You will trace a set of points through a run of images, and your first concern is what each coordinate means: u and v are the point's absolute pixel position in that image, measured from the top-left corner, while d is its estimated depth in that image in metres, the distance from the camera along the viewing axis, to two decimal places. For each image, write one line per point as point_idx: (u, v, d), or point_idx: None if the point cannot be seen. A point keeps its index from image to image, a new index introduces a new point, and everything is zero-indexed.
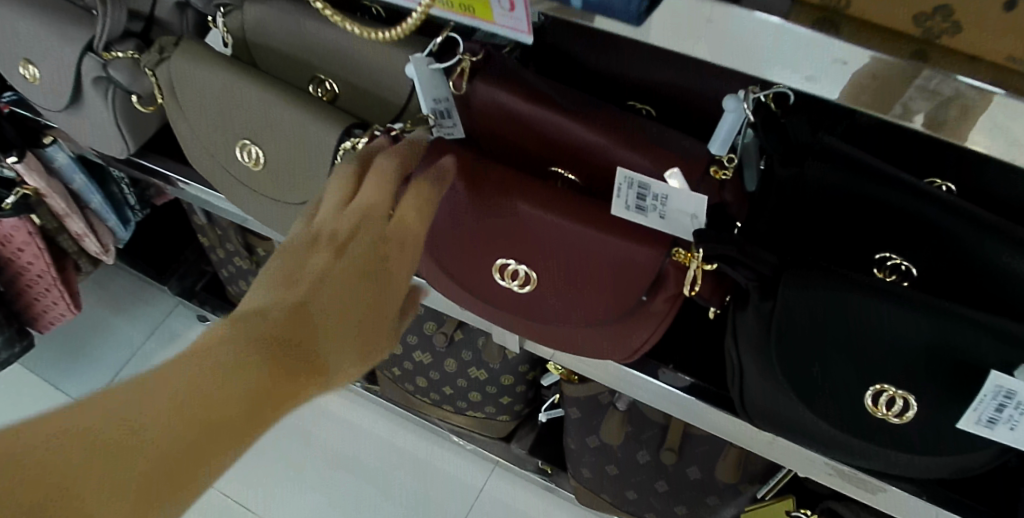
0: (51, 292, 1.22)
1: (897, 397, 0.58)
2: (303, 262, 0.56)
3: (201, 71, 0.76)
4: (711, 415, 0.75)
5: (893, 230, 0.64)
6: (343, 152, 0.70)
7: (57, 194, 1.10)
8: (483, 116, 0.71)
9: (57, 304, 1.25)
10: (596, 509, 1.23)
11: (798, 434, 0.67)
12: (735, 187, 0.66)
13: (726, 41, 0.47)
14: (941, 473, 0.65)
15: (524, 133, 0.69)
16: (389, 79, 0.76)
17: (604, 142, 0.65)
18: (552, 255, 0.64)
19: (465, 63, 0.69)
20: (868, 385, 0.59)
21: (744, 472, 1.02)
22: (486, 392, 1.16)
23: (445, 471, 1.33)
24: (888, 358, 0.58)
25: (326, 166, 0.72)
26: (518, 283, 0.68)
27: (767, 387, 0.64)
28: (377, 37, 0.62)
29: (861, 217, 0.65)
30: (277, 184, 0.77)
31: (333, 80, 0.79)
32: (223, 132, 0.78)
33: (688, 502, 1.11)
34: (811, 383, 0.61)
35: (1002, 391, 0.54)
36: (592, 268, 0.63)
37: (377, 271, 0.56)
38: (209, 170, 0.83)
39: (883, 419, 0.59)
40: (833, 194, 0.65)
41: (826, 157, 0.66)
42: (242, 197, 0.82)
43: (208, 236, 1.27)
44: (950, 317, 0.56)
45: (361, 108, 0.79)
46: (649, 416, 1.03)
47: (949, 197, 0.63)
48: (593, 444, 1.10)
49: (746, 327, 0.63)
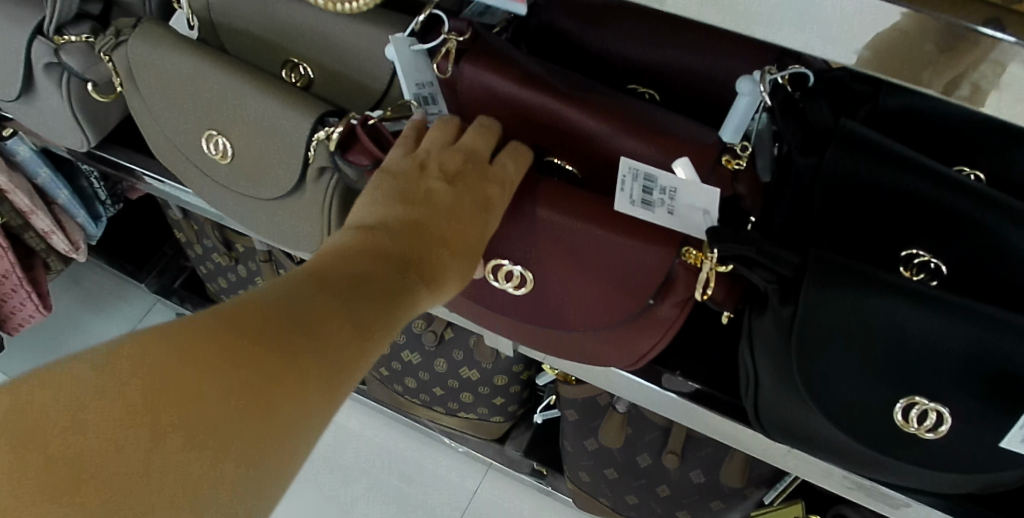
0: (18, 293, 1.16)
1: (931, 411, 0.52)
2: (409, 186, 0.54)
3: (161, 55, 0.69)
4: (720, 423, 0.69)
5: (922, 224, 0.58)
6: (317, 144, 0.64)
7: (20, 190, 1.03)
8: (472, 101, 0.64)
9: (25, 306, 1.19)
10: (595, 513, 1.17)
11: (819, 447, 0.61)
12: (750, 178, 0.59)
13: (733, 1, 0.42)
14: (975, 489, 0.59)
15: (517, 120, 0.63)
16: (368, 62, 0.70)
17: (605, 130, 0.59)
18: (556, 253, 0.59)
19: (451, 44, 0.62)
20: (895, 398, 0.53)
21: (751, 476, 0.97)
22: (478, 393, 1.10)
23: (437, 475, 1.28)
24: (918, 368, 0.52)
25: (298, 158, 0.65)
26: (513, 285, 0.63)
27: (787, 398, 0.58)
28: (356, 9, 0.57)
29: (888, 210, 0.59)
30: (246, 179, 0.70)
31: (307, 63, 0.72)
32: (188, 122, 0.71)
33: (690, 506, 1.05)
34: (835, 397, 0.54)
35: None
36: (598, 268, 0.59)
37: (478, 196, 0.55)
38: (174, 163, 0.77)
39: (916, 435, 0.53)
40: (856, 184, 0.59)
41: (848, 143, 0.60)
42: (211, 193, 0.76)
43: (184, 231, 1.20)
44: (986, 321, 0.51)
45: (338, 95, 0.72)
46: (650, 418, 0.97)
47: (977, 187, 0.58)
48: (591, 448, 1.05)
49: (762, 332, 0.57)
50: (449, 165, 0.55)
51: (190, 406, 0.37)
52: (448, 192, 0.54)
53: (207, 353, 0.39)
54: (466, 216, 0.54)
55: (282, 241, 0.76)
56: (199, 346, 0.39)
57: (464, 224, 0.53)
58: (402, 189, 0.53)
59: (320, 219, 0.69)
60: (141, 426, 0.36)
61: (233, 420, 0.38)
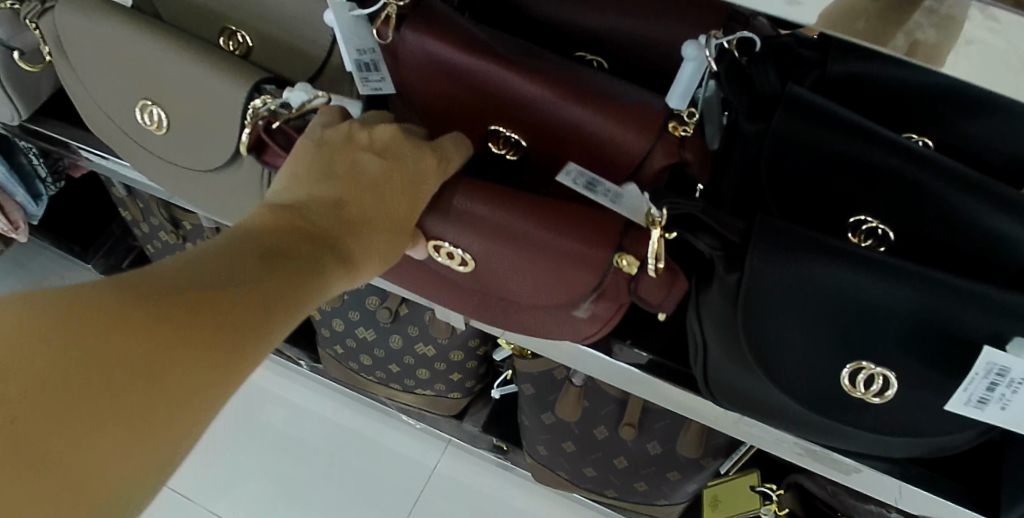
0: None
1: (878, 375, 0.52)
2: (337, 160, 0.54)
3: (90, 21, 0.66)
4: (671, 392, 0.69)
5: (872, 189, 0.58)
6: (253, 112, 0.61)
7: None
8: (413, 68, 0.62)
9: None
10: (554, 486, 1.18)
11: (770, 416, 0.61)
12: (698, 144, 0.59)
13: None
14: (921, 452, 0.59)
15: (462, 88, 0.61)
16: (308, 29, 0.67)
17: (552, 96, 0.58)
18: (486, 254, 0.59)
19: (392, 9, 0.60)
20: (843, 363, 0.53)
21: (707, 446, 0.98)
22: (435, 370, 1.10)
23: (395, 453, 1.27)
24: (867, 334, 0.52)
25: (235, 126, 0.63)
26: (454, 263, 0.60)
27: (734, 366, 0.58)
28: None
29: (839, 177, 0.58)
30: (184, 150, 0.67)
31: (246, 31, 0.69)
32: (120, 92, 0.68)
33: (648, 478, 1.06)
34: (785, 362, 0.55)
35: (994, 368, 0.49)
36: (529, 271, 0.58)
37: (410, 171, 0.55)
38: (108, 135, 0.73)
39: (863, 399, 0.54)
40: (805, 150, 0.59)
41: (796, 110, 0.60)
42: (146, 165, 0.73)
43: (129, 209, 1.16)
44: (937, 285, 0.51)
45: (278, 64, 0.69)
46: (607, 390, 0.97)
47: (925, 152, 0.58)
48: (549, 421, 1.05)
49: (712, 302, 0.56)
50: (378, 141, 0.55)
51: (101, 374, 0.38)
52: (379, 165, 0.54)
53: (122, 319, 0.40)
54: (395, 191, 0.54)
55: (222, 215, 0.73)
56: (125, 315, 0.40)
57: (392, 198, 0.54)
58: (326, 165, 0.54)
59: (257, 193, 0.67)
60: (50, 385, 0.37)
61: (145, 383, 0.39)
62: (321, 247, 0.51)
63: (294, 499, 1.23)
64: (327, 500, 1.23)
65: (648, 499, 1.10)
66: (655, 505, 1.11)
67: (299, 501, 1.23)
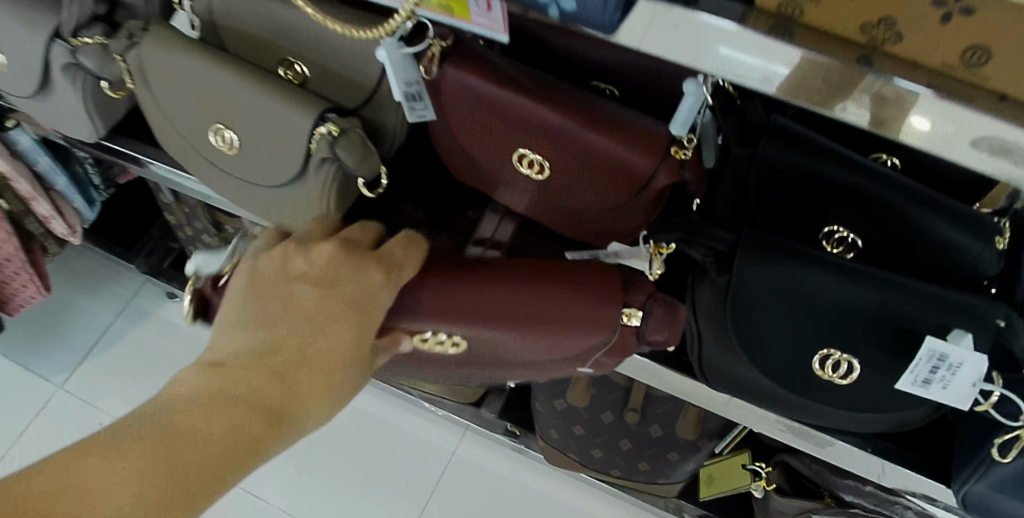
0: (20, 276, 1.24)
1: (843, 360, 0.63)
2: (287, 297, 0.62)
3: (171, 55, 0.76)
4: (671, 377, 0.80)
5: (843, 205, 0.68)
6: (318, 137, 0.72)
7: (22, 177, 1.10)
8: (453, 98, 0.74)
9: (26, 286, 1.27)
10: (564, 467, 1.29)
11: (754, 397, 0.72)
12: (696, 165, 0.69)
13: (673, 41, 0.49)
14: (883, 426, 0.70)
15: (495, 116, 0.72)
16: (358, 62, 0.77)
17: (575, 124, 0.68)
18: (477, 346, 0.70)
19: (435, 48, 0.71)
20: (816, 351, 0.64)
21: (703, 428, 1.09)
22: None
23: (417, 437, 1.38)
24: (834, 326, 0.63)
25: (301, 149, 0.73)
26: (448, 347, 0.70)
27: (721, 352, 0.69)
28: (357, 35, 0.64)
29: (816, 195, 0.69)
30: (252, 167, 0.78)
31: (303, 62, 0.80)
32: (195, 116, 0.79)
33: (650, 458, 1.17)
34: (765, 350, 0.65)
35: (935, 353, 0.58)
36: (528, 345, 0.70)
37: (355, 311, 0.61)
38: (181, 152, 0.85)
39: (829, 380, 0.64)
40: (787, 172, 0.69)
41: (782, 137, 0.70)
42: (213, 178, 0.84)
43: (175, 214, 1.27)
44: (893, 285, 0.62)
45: (331, 92, 0.80)
46: (613, 379, 1.08)
47: (892, 174, 0.68)
48: (560, 408, 1.15)
49: (705, 300, 0.67)
50: (313, 265, 0.62)
51: None
52: (312, 298, 0.61)
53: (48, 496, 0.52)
54: (345, 328, 0.60)
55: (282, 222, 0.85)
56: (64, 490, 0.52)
57: (344, 327, 0.61)
58: (264, 303, 0.62)
59: (318, 205, 0.78)
60: None
61: None
62: (272, 420, 0.59)
63: (326, 481, 1.34)
64: (356, 480, 1.34)
65: (650, 478, 1.21)
66: (655, 484, 1.21)
67: (330, 482, 1.34)
